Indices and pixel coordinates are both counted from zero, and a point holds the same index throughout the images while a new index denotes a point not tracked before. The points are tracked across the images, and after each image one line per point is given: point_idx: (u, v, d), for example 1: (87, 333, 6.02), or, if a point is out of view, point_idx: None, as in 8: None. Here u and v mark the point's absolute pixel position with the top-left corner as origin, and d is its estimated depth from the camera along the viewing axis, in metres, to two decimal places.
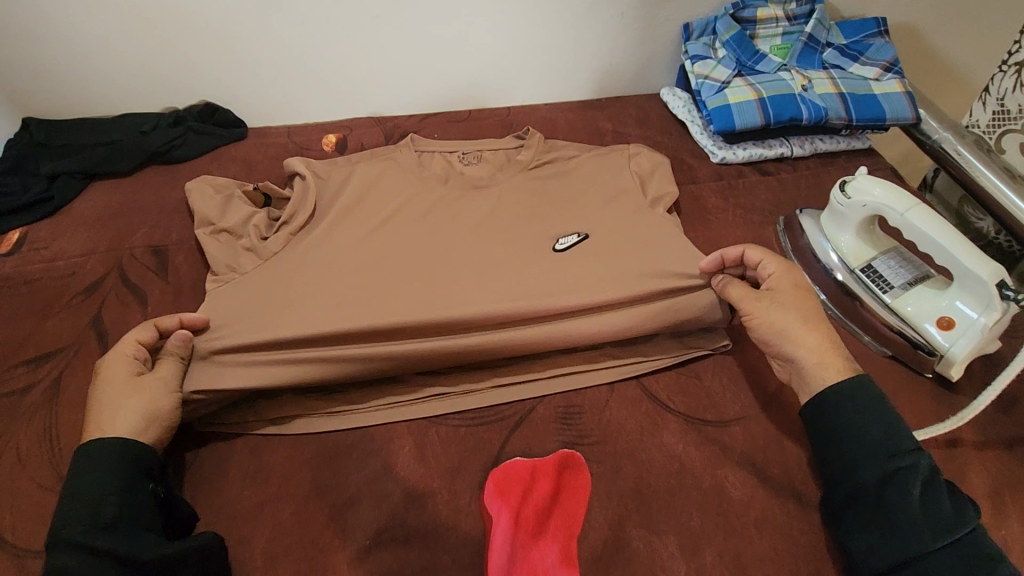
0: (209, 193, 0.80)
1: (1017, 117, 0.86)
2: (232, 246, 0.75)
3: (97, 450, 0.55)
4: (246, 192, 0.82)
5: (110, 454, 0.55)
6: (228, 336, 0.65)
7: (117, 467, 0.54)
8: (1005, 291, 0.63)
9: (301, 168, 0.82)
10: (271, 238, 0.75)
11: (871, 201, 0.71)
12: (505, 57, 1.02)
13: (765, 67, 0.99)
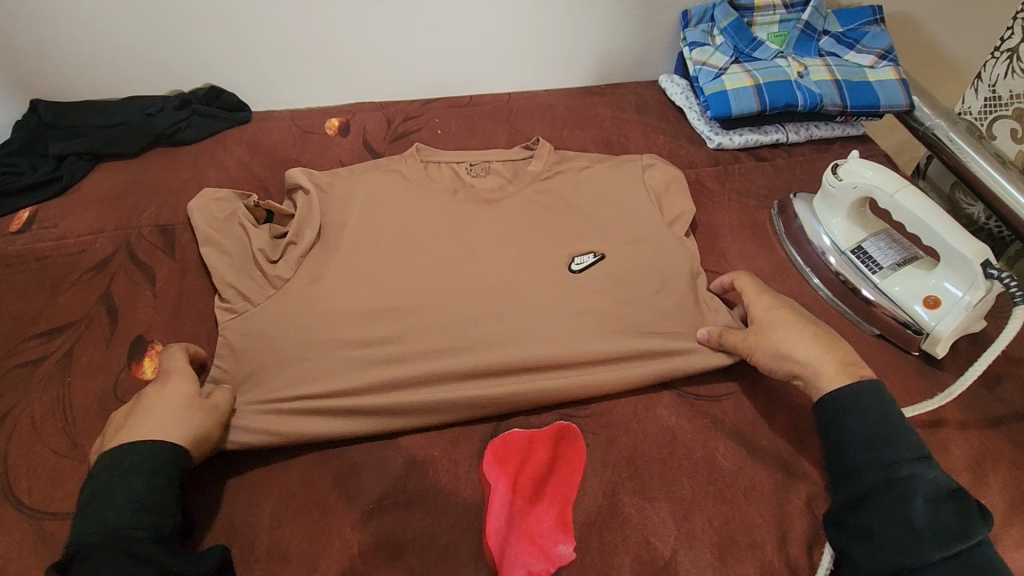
0: (214, 213, 0.83)
1: (1007, 103, 0.87)
2: (244, 271, 0.77)
3: (140, 447, 0.56)
4: (249, 208, 0.84)
5: (149, 457, 0.55)
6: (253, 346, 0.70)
7: (153, 472, 0.55)
8: (989, 270, 0.65)
9: (304, 179, 0.86)
10: (281, 262, 0.77)
11: (862, 182, 0.72)
12: (507, 43, 1.03)
13: (761, 55, 1.01)
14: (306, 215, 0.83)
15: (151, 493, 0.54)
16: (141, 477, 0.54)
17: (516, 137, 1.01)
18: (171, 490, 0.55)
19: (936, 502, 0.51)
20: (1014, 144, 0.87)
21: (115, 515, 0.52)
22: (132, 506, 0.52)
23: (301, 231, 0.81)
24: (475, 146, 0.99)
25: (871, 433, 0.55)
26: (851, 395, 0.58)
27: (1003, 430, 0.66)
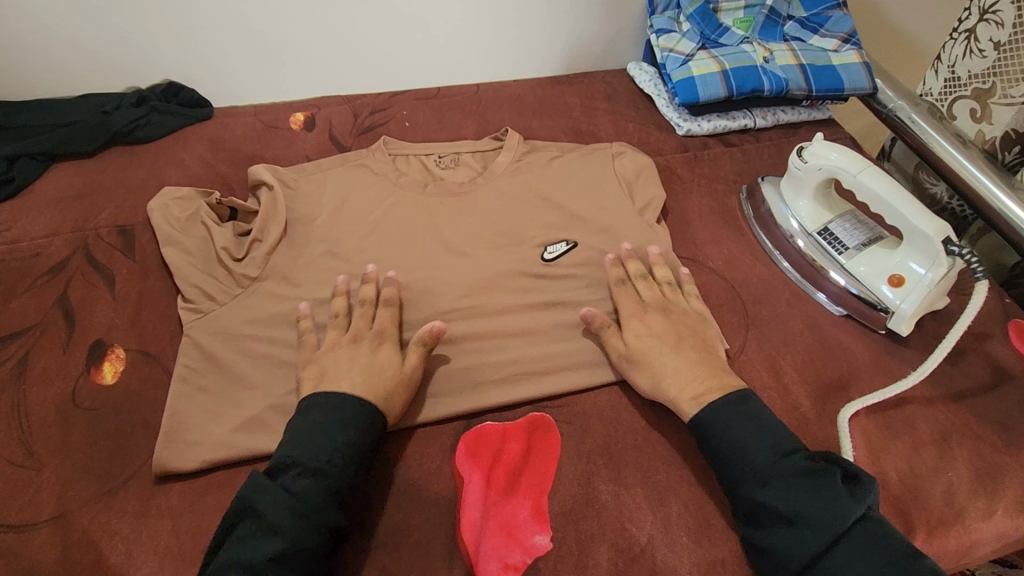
0: (175, 214, 0.81)
1: (966, 83, 0.87)
2: (207, 270, 0.76)
3: (334, 396, 0.60)
4: (211, 206, 0.82)
5: (352, 409, 0.59)
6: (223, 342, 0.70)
7: (352, 420, 0.59)
8: (950, 247, 0.66)
9: (266, 174, 0.85)
10: (248, 259, 0.76)
11: (826, 164, 0.73)
12: (472, 33, 1.02)
13: (727, 41, 1.02)
14: (270, 210, 0.82)
15: (341, 436, 0.58)
16: (343, 423, 0.58)
17: (485, 128, 1.00)
18: (362, 441, 0.59)
19: (816, 487, 0.53)
20: (973, 124, 0.88)
21: (313, 446, 0.56)
22: (329, 444, 0.57)
23: (267, 226, 0.81)
24: (443, 137, 0.98)
25: (747, 436, 0.59)
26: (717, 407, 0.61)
27: (967, 404, 0.67)
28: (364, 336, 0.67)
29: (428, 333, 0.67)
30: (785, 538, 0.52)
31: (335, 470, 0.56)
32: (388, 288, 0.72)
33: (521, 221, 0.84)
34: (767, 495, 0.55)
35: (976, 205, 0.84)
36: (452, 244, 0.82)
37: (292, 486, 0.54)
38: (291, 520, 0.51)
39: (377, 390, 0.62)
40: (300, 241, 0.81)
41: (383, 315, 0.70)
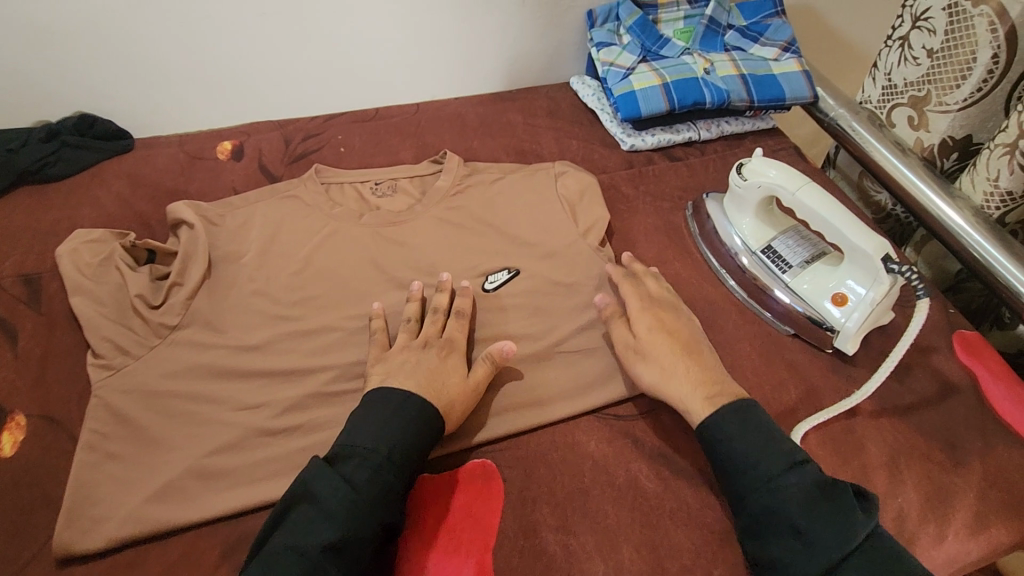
0: (87, 258, 0.74)
1: (902, 91, 0.86)
2: (120, 320, 0.69)
3: (389, 395, 0.60)
4: (126, 248, 0.76)
5: (400, 405, 0.59)
6: (136, 399, 0.64)
7: (406, 414, 0.59)
8: (890, 265, 0.65)
9: (185, 211, 0.79)
10: (167, 305, 0.71)
11: (766, 181, 0.71)
12: (406, 51, 0.98)
13: (668, 52, 1.00)
14: (190, 250, 0.77)
15: (396, 426, 0.58)
16: (397, 417, 0.58)
17: (424, 151, 0.96)
18: (421, 431, 0.59)
19: (823, 511, 0.53)
20: (912, 132, 0.87)
21: (368, 435, 0.57)
22: (384, 435, 0.57)
23: (188, 268, 0.75)
24: (380, 162, 0.94)
25: (753, 447, 0.57)
26: (718, 416, 0.59)
27: (918, 422, 0.65)
28: (434, 343, 0.67)
29: (497, 351, 0.66)
30: (785, 564, 0.52)
31: (395, 463, 0.56)
32: (460, 300, 0.72)
33: (462, 250, 0.81)
34: (768, 514, 0.54)
35: (919, 214, 0.83)
36: (388, 277, 0.78)
37: (349, 475, 0.54)
38: (352, 509, 0.52)
39: (441, 394, 0.62)
40: (222, 282, 0.75)
41: (453, 324, 0.69)
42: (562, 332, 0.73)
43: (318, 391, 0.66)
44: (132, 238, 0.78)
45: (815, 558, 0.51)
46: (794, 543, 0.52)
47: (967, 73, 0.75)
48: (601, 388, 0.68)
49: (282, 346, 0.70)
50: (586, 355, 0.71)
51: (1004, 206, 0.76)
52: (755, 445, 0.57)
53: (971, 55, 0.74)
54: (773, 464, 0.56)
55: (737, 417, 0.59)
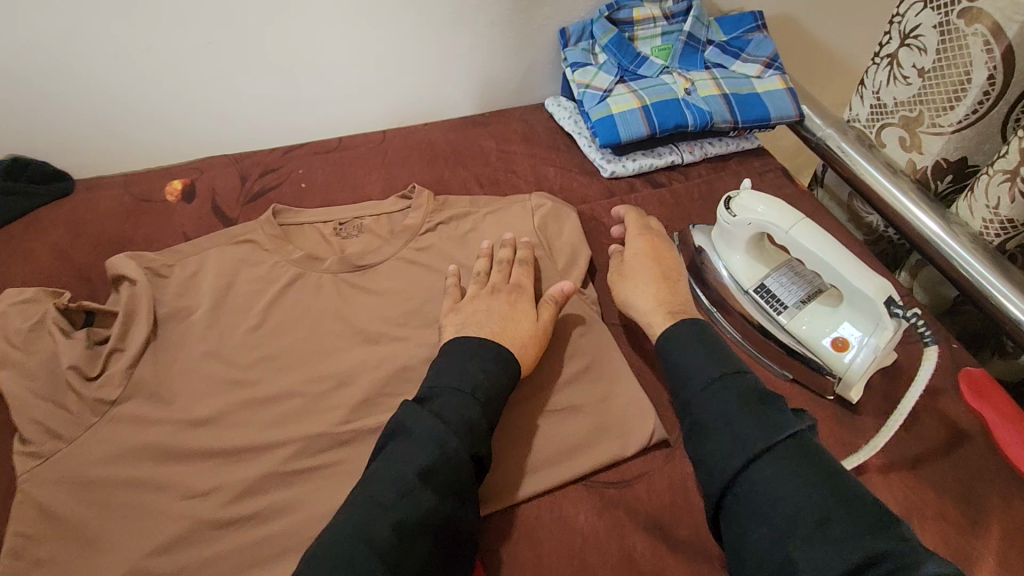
0: (15, 322, 0.66)
1: (892, 110, 0.82)
2: (53, 395, 0.62)
3: (466, 342, 0.62)
4: (61, 308, 0.68)
5: (477, 350, 0.61)
6: (70, 491, 0.58)
7: (479, 357, 0.61)
8: (894, 308, 0.60)
9: (126, 265, 0.72)
10: (106, 376, 0.64)
11: (756, 219, 0.66)
12: (369, 77, 0.92)
13: (646, 71, 0.95)
14: (132, 310, 0.69)
15: (474, 367, 0.60)
16: (474, 362, 0.60)
17: (392, 184, 0.90)
18: (497, 374, 0.60)
19: (753, 412, 0.53)
20: (904, 153, 0.83)
21: (450, 377, 0.59)
22: (468, 375, 0.59)
23: (129, 331, 0.68)
24: (345, 198, 0.88)
25: (692, 357, 0.60)
26: (671, 330, 0.63)
27: (927, 475, 0.61)
28: (502, 289, 0.69)
29: (558, 292, 0.69)
30: (710, 458, 0.53)
31: (480, 398, 0.58)
32: (524, 250, 0.73)
33: (434, 296, 0.75)
34: (704, 412, 0.55)
35: (914, 240, 0.79)
36: (353, 330, 0.71)
37: (438, 411, 0.56)
38: (442, 441, 0.54)
39: (515, 338, 0.64)
40: (170, 344, 0.69)
41: (519, 270, 0.71)
42: (546, 389, 0.66)
43: (277, 470, 0.60)
44: (68, 296, 0.69)
45: (736, 451, 0.52)
46: (724, 444, 0.53)
47: (961, 95, 0.71)
48: (589, 451, 0.62)
49: (236, 418, 0.63)
50: (571, 412, 0.65)
51: (1004, 234, 0.73)
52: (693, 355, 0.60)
53: (965, 76, 0.70)
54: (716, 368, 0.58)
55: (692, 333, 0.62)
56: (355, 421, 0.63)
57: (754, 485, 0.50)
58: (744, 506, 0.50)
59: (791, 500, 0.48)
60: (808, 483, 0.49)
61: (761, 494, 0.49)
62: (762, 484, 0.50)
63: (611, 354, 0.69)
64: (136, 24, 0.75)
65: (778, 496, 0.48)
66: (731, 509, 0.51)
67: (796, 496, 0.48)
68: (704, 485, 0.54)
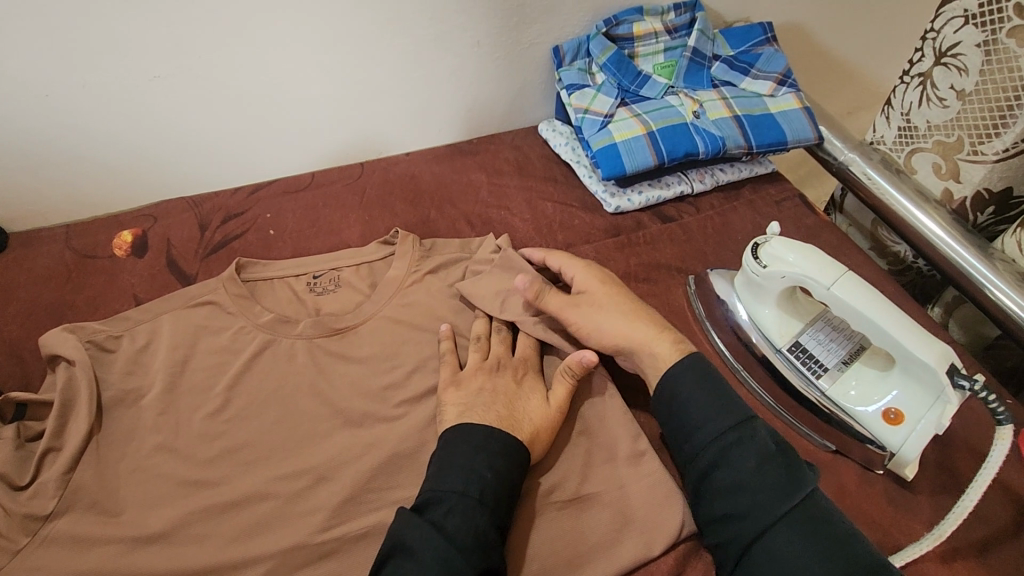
0: None
1: (925, 134, 0.75)
2: None
3: (468, 430, 0.55)
4: None
5: (480, 439, 0.54)
6: None
7: (486, 446, 0.54)
8: (959, 380, 0.53)
9: (62, 342, 0.62)
10: (37, 486, 0.54)
11: (790, 271, 0.58)
12: (344, 107, 0.82)
13: (650, 92, 0.86)
14: (69, 399, 0.59)
15: (479, 459, 0.53)
16: (480, 455, 0.53)
17: (373, 228, 0.81)
18: (507, 467, 0.53)
19: (780, 465, 0.51)
20: (938, 181, 0.76)
21: (454, 477, 0.52)
22: (474, 472, 0.52)
23: (67, 425, 0.58)
24: (321, 247, 0.78)
25: (701, 411, 0.55)
26: (674, 372, 0.58)
27: (994, 566, 0.54)
28: (507, 364, 0.63)
29: (577, 362, 0.60)
30: (738, 512, 0.50)
31: (489, 505, 0.51)
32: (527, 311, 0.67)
33: (424, 363, 0.65)
34: (726, 462, 0.53)
35: (952, 278, 0.71)
36: (332, 410, 0.62)
37: (444, 524, 0.49)
38: (450, 562, 0.46)
39: (522, 423, 0.57)
40: (117, 438, 0.59)
41: (524, 342, 0.65)
42: (558, 476, 0.58)
43: None
44: None
45: (764, 506, 0.50)
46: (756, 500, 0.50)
47: (1009, 121, 0.65)
48: (612, 552, 0.54)
49: (198, 530, 0.54)
50: (588, 503, 0.56)
51: None
52: (705, 408, 0.55)
53: (1015, 97, 0.64)
54: (736, 413, 0.54)
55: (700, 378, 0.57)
56: (337, 527, 0.55)
57: (784, 545, 0.48)
58: (772, 566, 0.47)
59: (827, 561, 0.46)
60: (842, 542, 0.47)
61: (792, 555, 0.47)
62: (793, 544, 0.47)
63: (632, 428, 0.60)
64: (69, 59, 0.65)
65: (813, 556, 0.46)
66: (756, 567, 0.48)
67: (831, 557, 0.46)
68: (723, 539, 0.51)
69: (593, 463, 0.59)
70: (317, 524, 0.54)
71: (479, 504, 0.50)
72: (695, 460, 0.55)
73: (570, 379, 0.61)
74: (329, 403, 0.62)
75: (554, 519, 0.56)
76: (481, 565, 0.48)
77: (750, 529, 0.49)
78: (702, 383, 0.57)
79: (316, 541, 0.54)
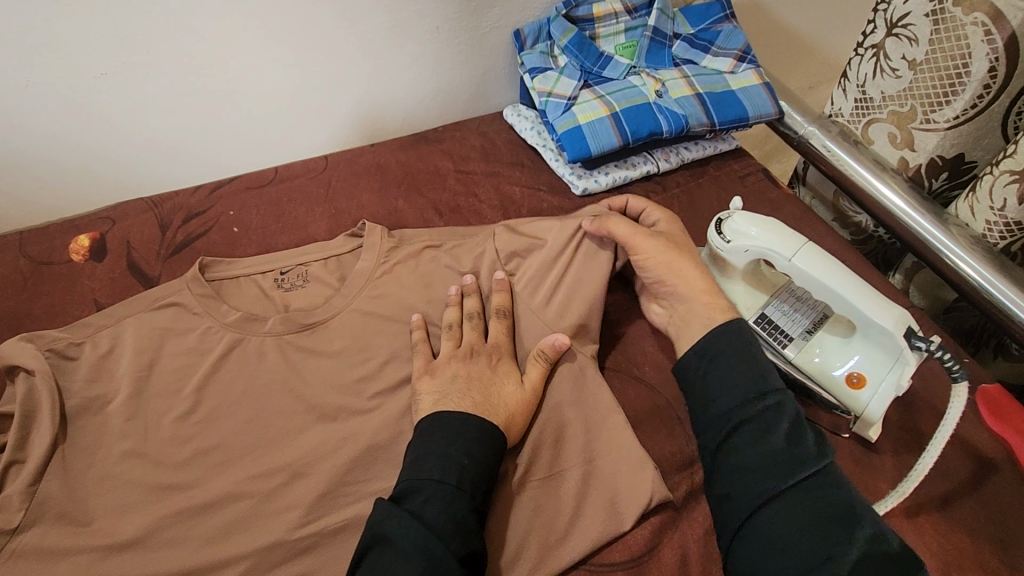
0: None
1: (880, 105, 0.77)
2: None
3: (444, 417, 0.55)
4: None
5: (458, 426, 0.54)
6: None
7: (464, 433, 0.54)
8: (915, 341, 0.56)
9: (19, 353, 0.60)
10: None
11: (752, 245, 0.60)
12: (303, 99, 0.80)
13: (612, 73, 0.86)
14: (30, 411, 0.57)
15: (456, 445, 0.53)
16: (456, 442, 0.53)
17: (339, 221, 0.79)
18: (484, 452, 0.54)
19: (800, 437, 0.52)
20: (894, 150, 0.78)
21: (432, 465, 0.52)
22: (452, 459, 0.52)
23: (30, 436, 0.57)
24: (289, 242, 0.77)
25: (721, 384, 0.56)
26: (709, 337, 0.59)
27: (956, 519, 0.57)
28: (480, 350, 0.62)
29: (550, 345, 0.61)
30: (743, 481, 0.51)
31: (468, 491, 0.51)
32: (498, 298, 0.66)
33: (397, 353, 0.64)
34: (742, 433, 0.53)
35: (908, 242, 0.73)
36: (305, 406, 0.61)
37: (422, 511, 0.49)
38: (431, 549, 0.46)
39: (498, 407, 0.58)
40: (83, 447, 0.58)
41: (496, 325, 0.65)
42: (535, 457, 0.58)
43: None
44: None
45: (764, 481, 0.50)
46: (756, 474, 0.51)
47: (958, 88, 0.67)
48: (590, 528, 0.55)
49: (174, 534, 0.54)
50: (565, 482, 0.57)
51: (1008, 236, 0.68)
52: (724, 380, 0.56)
53: (963, 65, 0.65)
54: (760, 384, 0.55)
55: (722, 347, 0.58)
56: (315, 522, 0.55)
57: (783, 515, 0.49)
58: (765, 538, 0.48)
59: (825, 535, 0.47)
60: (837, 519, 0.47)
61: (789, 525, 0.48)
62: (792, 517, 0.48)
63: (607, 406, 0.61)
64: (8, 57, 0.62)
65: (810, 526, 0.48)
66: (753, 535, 0.49)
67: (828, 529, 0.47)
68: (725, 508, 0.52)
69: (571, 443, 0.59)
70: (295, 521, 0.54)
71: (458, 490, 0.51)
72: (710, 428, 0.55)
73: (544, 363, 0.61)
74: (302, 398, 0.61)
75: (533, 500, 0.56)
76: (461, 551, 0.48)
77: (748, 502, 0.50)
78: (718, 357, 0.57)
79: (295, 538, 0.54)
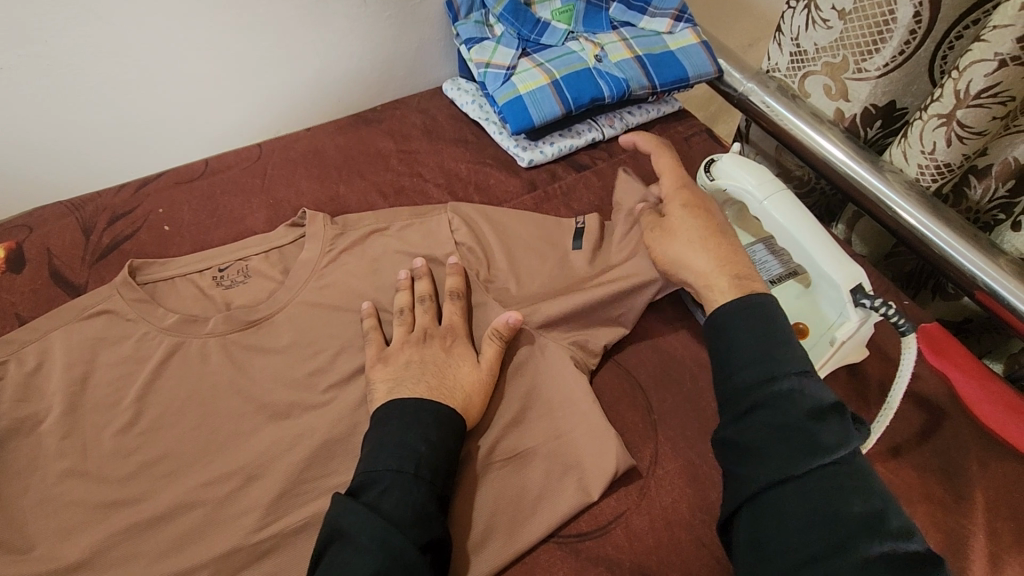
0: None
1: (814, 57, 0.77)
2: None
3: (398, 407, 0.54)
4: None
5: (412, 412, 0.53)
6: None
7: (416, 421, 0.53)
8: (861, 299, 0.57)
9: None
10: None
11: (731, 186, 0.64)
12: (224, 83, 0.75)
13: (550, 40, 0.84)
14: None
15: (412, 436, 0.52)
16: (414, 428, 0.52)
17: (279, 212, 0.76)
18: (442, 436, 0.53)
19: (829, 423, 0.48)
20: (830, 102, 0.79)
21: (389, 454, 0.51)
22: (409, 451, 0.51)
23: None
24: (226, 237, 0.73)
25: (740, 357, 0.53)
26: (729, 309, 0.55)
27: (904, 456, 0.60)
28: (434, 333, 0.61)
29: (503, 324, 0.61)
30: (758, 461, 0.48)
31: (427, 478, 0.50)
32: (454, 277, 0.65)
33: (349, 342, 0.62)
34: (762, 414, 0.50)
35: (849, 193, 0.74)
36: (255, 406, 0.59)
37: (379, 504, 0.48)
38: (388, 542, 0.45)
39: (455, 391, 0.57)
40: (17, 471, 0.54)
41: (449, 307, 0.63)
42: (498, 436, 0.58)
43: None
44: None
45: (779, 462, 0.47)
46: (774, 456, 0.47)
47: (886, 36, 0.68)
48: (558, 501, 0.55)
49: (124, 552, 0.52)
50: (529, 457, 0.57)
51: (939, 177, 0.70)
52: (747, 352, 0.53)
53: (890, 12, 0.66)
54: (784, 362, 0.51)
55: (742, 314, 0.54)
56: (275, 524, 0.53)
57: (794, 499, 0.45)
58: (772, 516, 0.46)
59: (844, 521, 0.43)
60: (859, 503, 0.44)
61: (805, 510, 0.45)
62: (807, 501, 0.45)
63: (566, 378, 0.61)
64: None
65: (827, 512, 0.44)
66: (758, 514, 0.47)
67: (848, 520, 0.43)
68: (731, 484, 0.49)
69: (532, 419, 0.59)
70: (254, 525, 0.53)
71: (413, 479, 0.50)
72: (729, 405, 0.52)
73: (499, 343, 0.60)
74: (251, 400, 0.59)
75: (500, 478, 0.56)
76: (423, 539, 0.47)
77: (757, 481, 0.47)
78: (743, 327, 0.54)
79: (255, 542, 0.52)
